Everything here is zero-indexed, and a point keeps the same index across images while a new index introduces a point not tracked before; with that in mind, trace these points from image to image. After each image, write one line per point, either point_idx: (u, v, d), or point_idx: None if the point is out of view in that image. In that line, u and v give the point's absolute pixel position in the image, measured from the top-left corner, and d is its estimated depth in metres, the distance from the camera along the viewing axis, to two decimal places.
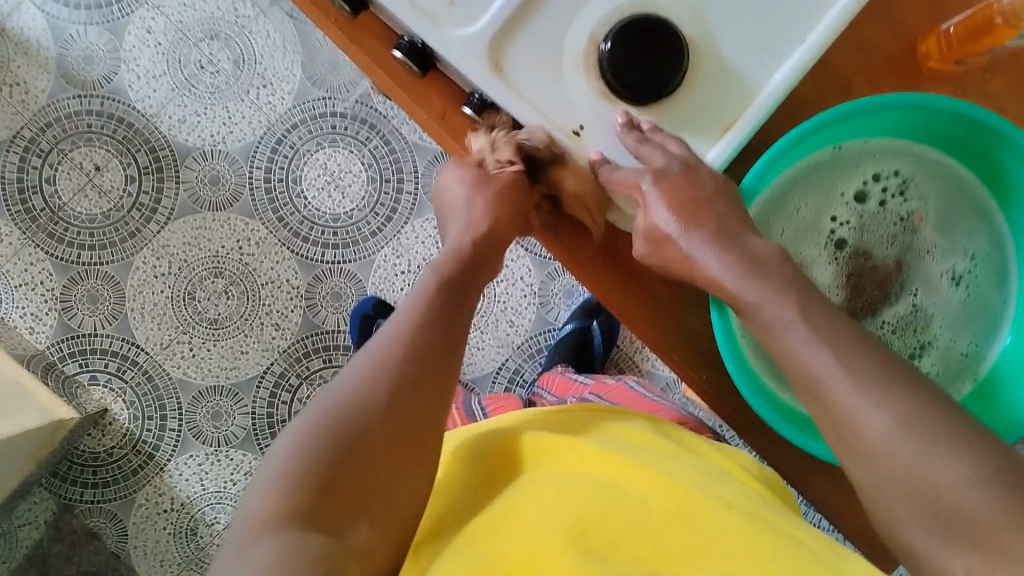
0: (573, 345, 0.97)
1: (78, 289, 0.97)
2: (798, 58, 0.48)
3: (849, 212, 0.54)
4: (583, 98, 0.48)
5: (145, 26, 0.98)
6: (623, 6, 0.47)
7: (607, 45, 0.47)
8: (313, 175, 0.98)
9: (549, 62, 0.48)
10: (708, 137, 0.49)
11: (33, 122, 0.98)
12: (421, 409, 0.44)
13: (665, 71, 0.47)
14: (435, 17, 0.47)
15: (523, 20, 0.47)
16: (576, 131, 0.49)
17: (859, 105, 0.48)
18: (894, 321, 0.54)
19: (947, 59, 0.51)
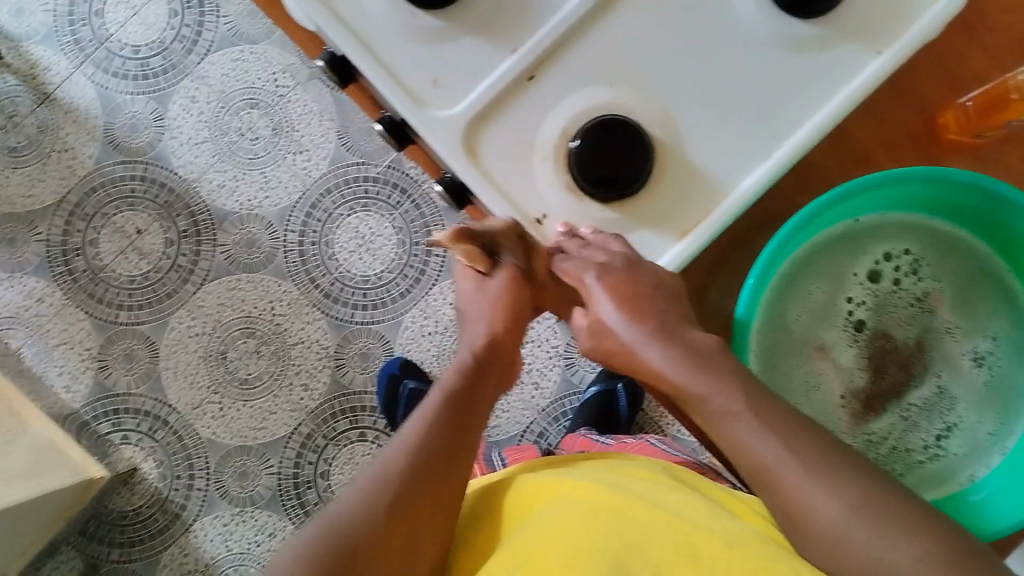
0: (597, 406, 0.97)
1: (115, 348, 1.00)
2: (773, 164, 0.49)
3: (864, 293, 0.55)
4: (547, 188, 0.50)
5: (190, 96, 1.03)
6: (596, 106, 0.50)
7: (576, 141, 0.49)
8: (345, 237, 1.01)
9: (519, 151, 0.50)
10: (668, 237, 0.50)
11: (80, 187, 1.02)
12: (432, 479, 0.48)
13: (631, 172, 0.48)
14: (418, 96, 0.50)
15: (501, 108, 0.50)
16: (539, 220, 0.50)
17: (875, 179, 0.49)
18: (918, 403, 0.55)
19: (965, 132, 0.52)
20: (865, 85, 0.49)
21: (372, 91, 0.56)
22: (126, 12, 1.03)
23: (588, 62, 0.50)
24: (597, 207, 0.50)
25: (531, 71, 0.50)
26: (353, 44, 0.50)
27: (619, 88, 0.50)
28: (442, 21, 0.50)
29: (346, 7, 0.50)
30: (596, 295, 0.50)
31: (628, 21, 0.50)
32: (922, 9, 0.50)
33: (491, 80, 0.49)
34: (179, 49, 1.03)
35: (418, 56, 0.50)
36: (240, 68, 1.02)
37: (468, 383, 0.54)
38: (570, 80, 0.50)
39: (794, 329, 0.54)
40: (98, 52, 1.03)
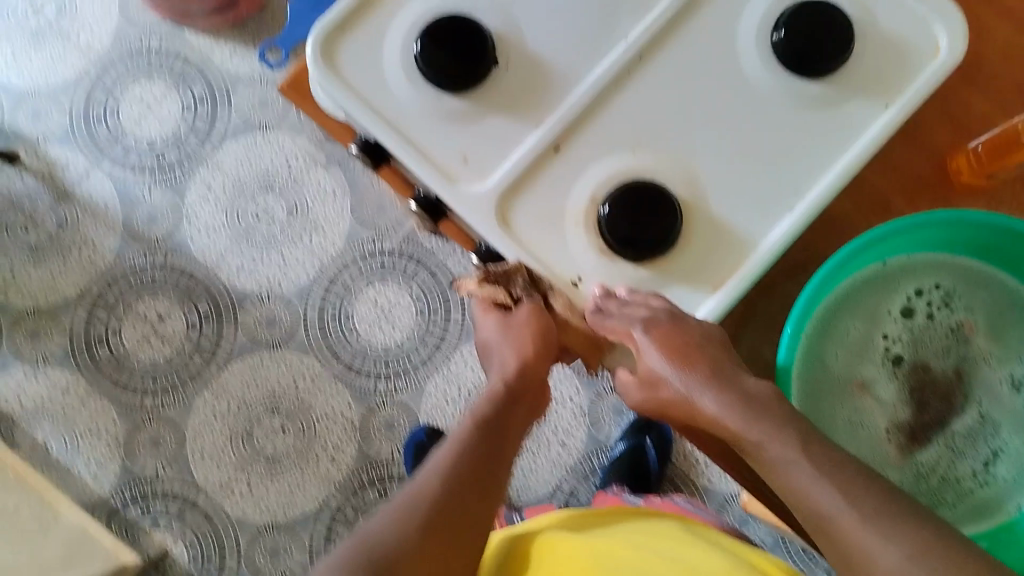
0: (627, 464, 0.99)
1: (141, 435, 1.02)
2: (790, 223, 0.56)
3: (899, 329, 0.61)
4: (582, 252, 0.56)
5: (205, 184, 1.07)
6: (621, 173, 0.56)
7: (605, 207, 0.55)
8: (364, 309, 1.04)
9: (552, 219, 0.56)
10: (702, 289, 0.56)
11: (100, 279, 1.05)
12: (471, 491, 0.52)
13: (658, 232, 0.54)
14: (452, 175, 0.56)
15: (529, 179, 0.56)
16: (575, 282, 0.56)
17: (887, 230, 0.55)
18: (961, 432, 0.62)
19: (979, 172, 0.60)
20: (871, 143, 0.56)
21: (403, 170, 0.62)
22: (142, 109, 1.08)
23: (613, 134, 0.57)
24: (629, 266, 0.55)
25: (556, 144, 0.56)
26: (387, 132, 0.56)
27: (642, 155, 0.56)
28: (466, 103, 0.57)
29: (377, 99, 0.57)
30: (644, 349, 0.51)
31: (643, 94, 0.57)
32: (923, 65, 0.57)
33: (519, 155, 0.56)
34: (195, 140, 1.07)
35: (447, 141, 0.57)
36: (253, 156, 1.07)
37: (498, 410, 0.56)
38: (592, 151, 0.57)
39: (837, 369, 0.61)
40: (115, 148, 1.07)
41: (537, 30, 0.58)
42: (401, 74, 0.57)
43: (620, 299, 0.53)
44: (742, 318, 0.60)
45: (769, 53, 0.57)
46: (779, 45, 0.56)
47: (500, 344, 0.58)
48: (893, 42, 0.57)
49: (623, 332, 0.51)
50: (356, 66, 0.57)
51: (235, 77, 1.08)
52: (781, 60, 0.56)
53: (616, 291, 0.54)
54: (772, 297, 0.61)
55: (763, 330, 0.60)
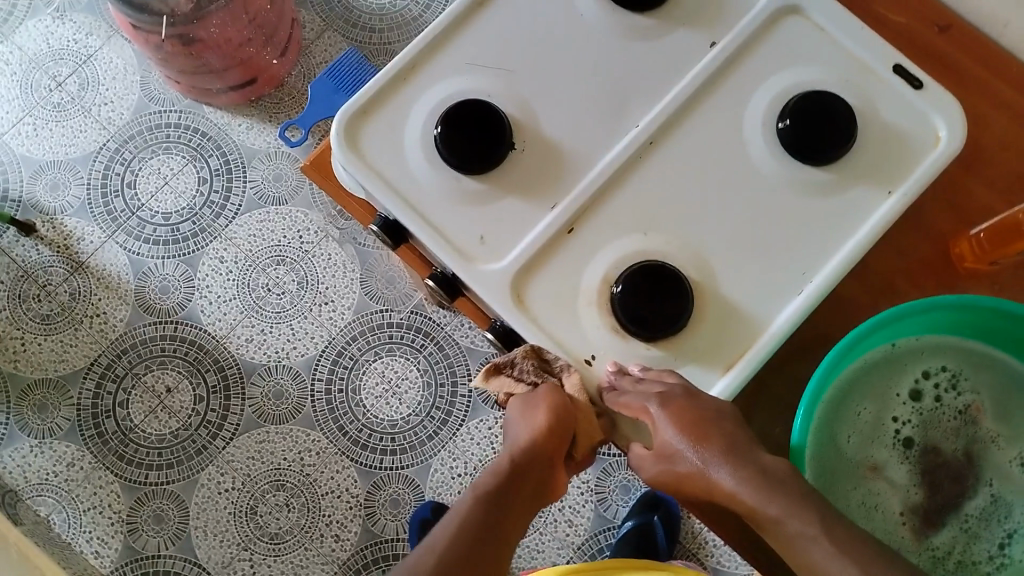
0: (635, 542, 0.97)
1: (144, 510, 1.00)
2: (799, 302, 0.56)
3: (908, 411, 0.61)
4: (595, 330, 0.56)
5: (218, 256, 1.08)
6: (632, 254, 0.57)
7: (618, 286, 0.55)
8: (371, 383, 1.04)
9: (564, 298, 0.57)
10: (714, 370, 0.56)
11: (110, 350, 1.05)
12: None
13: (672, 311, 0.54)
14: (468, 253, 0.57)
15: (543, 258, 0.57)
16: (589, 360, 0.56)
17: (897, 312, 0.55)
18: (975, 513, 0.61)
19: (982, 258, 0.60)
20: (875, 226, 0.57)
21: (421, 250, 0.62)
22: (158, 182, 1.10)
23: (623, 217, 0.58)
24: (642, 345, 0.56)
25: (570, 224, 0.57)
26: (402, 207, 0.58)
27: (653, 236, 0.57)
28: (482, 184, 0.58)
29: (397, 178, 0.58)
30: (658, 423, 0.51)
31: (653, 179, 0.58)
32: (925, 155, 0.59)
33: (534, 235, 0.57)
34: (209, 213, 1.09)
35: (464, 220, 0.58)
36: (267, 229, 1.09)
37: (498, 488, 0.55)
38: (605, 231, 0.58)
39: (849, 452, 0.60)
40: (131, 220, 1.09)
41: (552, 119, 0.59)
42: (421, 155, 0.58)
43: (635, 376, 0.53)
44: (753, 398, 0.60)
45: (775, 143, 0.58)
46: (784, 132, 0.58)
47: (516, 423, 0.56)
48: (893, 133, 0.59)
49: (637, 407, 0.51)
50: (378, 146, 0.59)
51: (252, 151, 1.10)
52: (787, 147, 0.58)
53: (629, 367, 0.54)
54: (781, 378, 0.61)
55: (774, 412, 0.60)
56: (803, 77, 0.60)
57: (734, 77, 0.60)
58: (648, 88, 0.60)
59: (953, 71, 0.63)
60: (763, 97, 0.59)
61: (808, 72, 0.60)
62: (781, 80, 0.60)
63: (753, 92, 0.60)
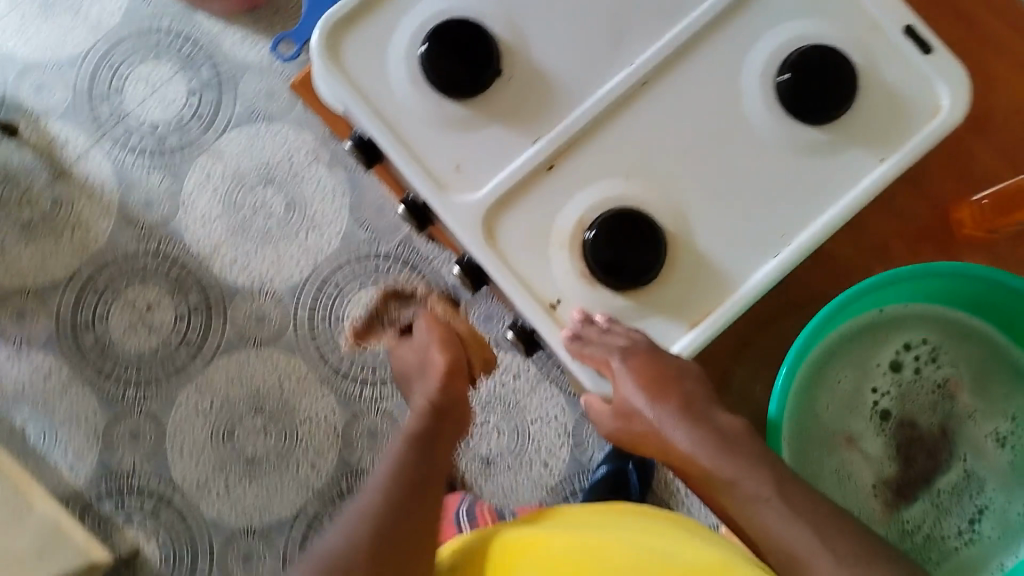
0: (607, 488, 0.96)
1: (121, 426, 1.00)
2: (785, 256, 0.54)
3: (888, 383, 0.58)
4: (564, 275, 0.53)
5: (205, 172, 1.04)
6: (613, 198, 0.54)
7: (591, 232, 0.52)
8: (355, 313, 1.02)
9: (535, 238, 0.54)
10: (680, 324, 0.54)
11: (91, 263, 1.03)
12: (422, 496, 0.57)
13: (641, 263, 0.52)
14: (444, 182, 0.54)
15: (518, 194, 0.54)
16: (554, 304, 0.54)
17: (892, 276, 0.52)
18: (947, 488, 0.59)
19: (981, 227, 0.56)
20: (875, 182, 0.54)
21: (394, 171, 0.60)
22: (145, 90, 1.05)
23: (606, 159, 0.54)
24: (609, 293, 0.53)
25: (550, 161, 0.54)
26: (377, 123, 0.54)
27: (633, 182, 0.54)
28: (465, 109, 0.54)
29: (376, 96, 0.54)
30: (620, 379, 0.49)
31: (642, 121, 0.55)
32: (920, 126, 0.55)
33: (513, 167, 0.54)
34: (197, 126, 1.05)
35: (443, 145, 0.54)
36: (256, 146, 1.05)
37: (425, 427, 0.61)
38: (585, 171, 0.54)
39: (825, 421, 0.58)
40: (115, 129, 1.05)
41: (545, 50, 0.55)
42: (403, 73, 0.54)
43: (600, 326, 0.51)
44: (735, 358, 0.57)
45: (773, 98, 0.54)
46: (782, 87, 0.54)
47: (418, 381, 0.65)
48: (895, 100, 0.55)
49: (600, 359, 0.49)
50: (360, 60, 0.55)
51: (243, 64, 1.05)
52: (783, 103, 0.54)
53: (594, 317, 0.52)
54: (771, 341, 0.57)
55: (757, 376, 0.57)
56: (814, 28, 0.55)
57: (745, 15, 0.55)
58: (651, 22, 0.55)
59: (980, 26, 0.58)
60: (770, 43, 0.55)
61: (819, 24, 0.55)
62: (797, 24, 0.55)
63: (761, 35, 0.55)
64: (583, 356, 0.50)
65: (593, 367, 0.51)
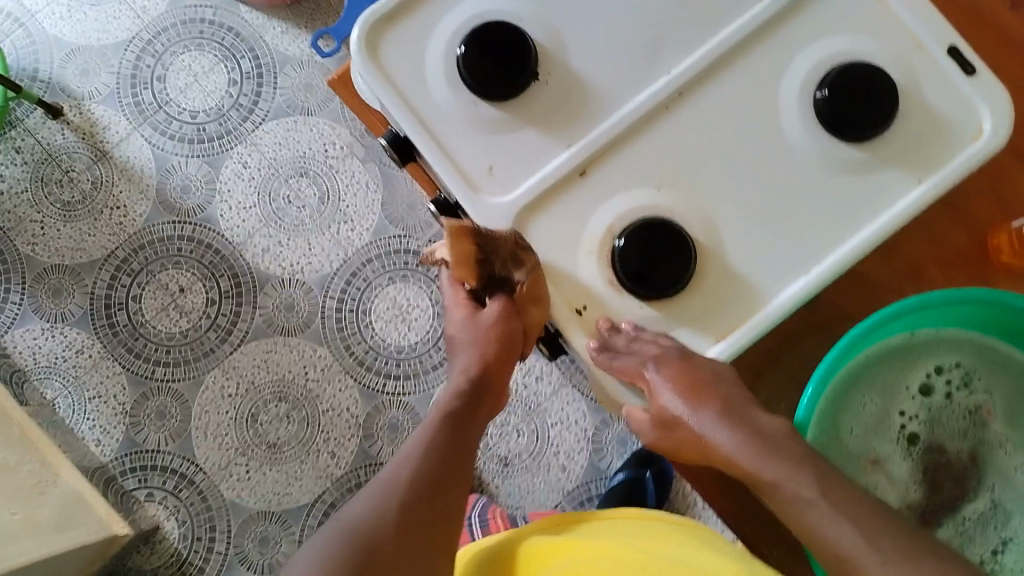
0: (624, 495, 0.96)
1: (148, 405, 1.02)
2: (817, 274, 0.55)
3: (916, 407, 0.59)
4: (587, 280, 0.54)
5: (241, 161, 1.06)
6: (642, 207, 0.55)
7: (620, 240, 0.53)
8: (382, 306, 1.03)
9: (564, 242, 0.55)
10: (705, 337, 0.55)
11: (127, 244, 1.05)
12: (458, 472, 0.52)
13: (670, 273, 0.53)
14: (475, 183, 0.55)
15: (549, 198, 0.55)
16: (580, 310, 0.54)
17: (919, 300, 0.53)
18: (973, 517, 0.59)
19: (1019, 253, 0.57)
20: (909, 207, 0.55)
21: (427, 170, 0.61)
22: (186, 79, 1.08)
23: (635, 168, 0.56)
24: (636, 302, 0.54)
25: (582, 168, 0.55)
26: (413, 124, 0.55)
27: (665, 192, 0.55)
28: (501, 112, 0.55)
29: (414, 95, 0.56)
30: (657, 389, 0.50)
31: (675, 132, 0.56)
32: (963, 147, 0.56)
33: (542, 174, 0.55)
34: (236, 115, 1.07)
35: (474, 147, 0.56)
36: (293, 138, 1.07)
37: (461, 407, 0.55)
38: (617, 180, 0.55)
39: (849, 442, 0.58)
40: (157, 114, 1.07)
41: (589, 56, 0.56)
42: (440, 74, 0.55)
43: (627, 333, 0.52)
44: (764, 372, 0.58)
45: (812, 114, 0.55)
46: (821, 103, 0.55)
47: (467, 345, 0.57)
48: (939, 120, 0.56)
49: (634, 371, 0.50)
50: (398, 59, 0.56)
51: (285, 57, 1.07)
52: (821, 120, 0.55)
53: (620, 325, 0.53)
54: (800, 355, 0.58)
55: (784, 389, 0.58)
56: (858, 44, 0.56)
57: (791, 30, 0.56)
58: (695, 32, 0.56)
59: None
60: (812, 57, 0.56)
61: (864, 39, 0.56)
62: (840, 41, 0.56)
63: (805, 51, 0.56)
64: (618, 371, 0.51)
65: (626, 378, 0.51)
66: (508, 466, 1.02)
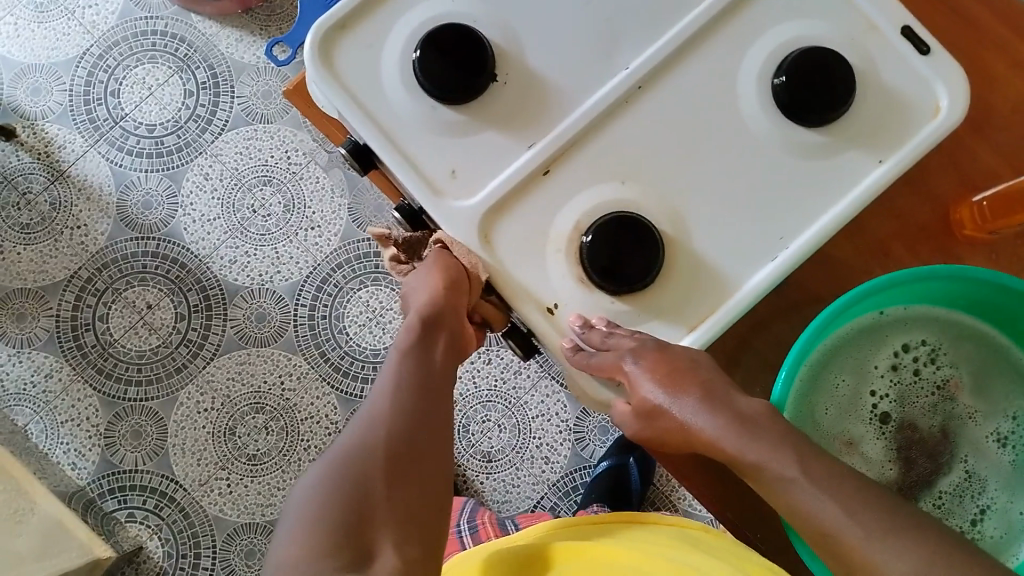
0: (608, 484, 0.98)
1: (123, 425, 1.01)
2: (781, 262, 0.56)
3: (886, 386, 0.60)
4: (561, 278, 0.55)
5: (203, 173, 1.05)
6: (608, 203, 0.56)
7: (588, 236, 0.54)
8: (355, 311, 1.03)
9: (533, 242, 0.55)
10: (677, 327, 0.56)
11: (91, 263, 1.04)
12: (433, 407, 0.52)
13: (641, 265, 0.54)
14: (439, 188, 0.56)
15: (515, 199, 0.55)
16: (552, 308, 0.55)
17: (882, 282, 0.54)
18: (949, 489, 0.60)
19: (981, 228, 0.59)
20: (869, 190, 0.56)
21: (389, 177, 0.61)
22: (141, 93, 1.06)
23: (601, 163, 0.56)
24: (608, 298, 0.55)
25: (546, 166, 0.56)
26: (373, 132, 0.55)
27: (629, 186, 0.56)
28: (461, 115, 0.56)
29: (371, 102, 0.56)
30: (636, 380, 0.50)
31: (635, 126, 0.56)
32: (922, 125, 0.57)
33: (507, 174, 0.55)
34: (194, 127, 1.06)
35: (437, 152, 0.56)
36: (254, 147, 1.06)
37: (422, 338, 0.55)
38: (583, 177, 0.56)
39: (824, 425, 0.60)
40: (113, 130, 1.06)
41: (544, 52, 0.57)
42: (396, 78, 0.55)
43: (602, 330, 0.53)
44: (735, 354, 0.59)
45: (770, 101, 0.56)
46: (779, 89, 0.55)
47: (422, 275, 0.56)
48: (893, 100, 0.57)
49: (613, 365, 0.51)
50: (353, 67, 0.56)
51: (240, 66, 1.06)
52: (779, 105, 0.56)
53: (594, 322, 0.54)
54: (768, 335, 0.59)
55: (755, 369, 0.59)
56: (807, 28, 0.57)
57: (741, 18, 0.57)
58: (647, 24, 0.57)
59: (965, 21, 0.60)
60: (762, 42, 0.57)
61: (813, 23, 0.57)
62: (786, 24, 0.57)
63: (756, 38, 0.57)
64: (598, 368, 0.52)
65: (605, 375, 0.52)
66: (491, 462, 1.02)
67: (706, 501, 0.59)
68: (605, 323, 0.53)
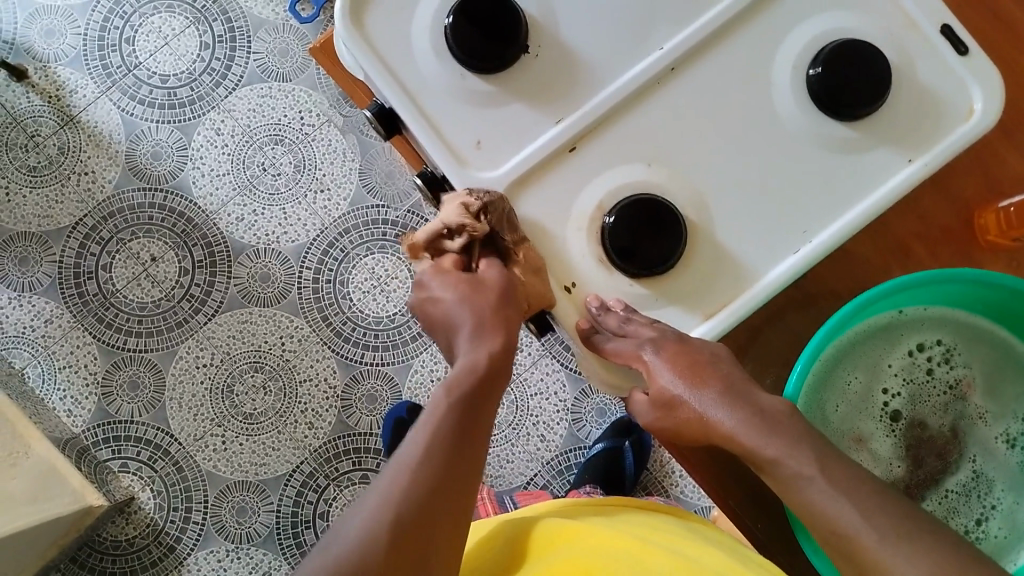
0: (602, 464, 0.98)
1: (120, 375, 1.01)
2: (795, 261, 0.55)
3: (898, 384, 0.60)
4: (582, 256, 0.54)
5: (215, 128, 1.04)
6: (633, 184, 0.55)
7: (610, 218, 0.53)
8: (360, 278, 1.03)
9: (558, 217, 0.55)
10: (693, 315, 0.55)
11: (97, 211, 1.03)
12: (461, 482, 0.47)
13: (659, 253, 0.53)
14: (464, 158, 0.55)
15: (539, 173, 0.55)
16: (569, 286, 0.54)
17: (904, 281, 0.54)
18: (956, 488, 0.60)
19: (1005, 235, 0.58)
20: (894, 187, 0.56)
21: (414, 144, 0.60)
22: (157, 42, 1.05)
23: (629, 143, 0.55)
24: (625, 280, 0.54)
25: (572, 144, 0.55)
26: (397, 94, 0.54)
27: (656, 169, 0.55)
28: (491, 86, 0.55)
29: (397, 64, 0.55)
30: (654, 370, 0.50)
31: (667, 107, 0.55)
32: (951, 127, 0.56)
33: (537, 146, 0.54)
34: (209, 80, 1.04)
35: (464, 121, 0.55)
36: (268, 104, 1.04)
37: (473, 393, 0.49)
38: (613, 155, 0.55)
39: (835, 421, 0.59)
40: (127, 78, 1.04)
41: (578, 27, 0.55)
42: (427, 42, 0.54)
43: (619, 314, 0.52)
44: (746, 342, 0.59)
45: (804, 93, 0.55)
46: (813, 80, 0.54)
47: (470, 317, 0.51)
48: (926, 96, 0.56)
49: (631, 353, 0.50)
50: (381, 26, 0.54)
51: (259, 21, 1.04)
52: (813, 97, 0.55)
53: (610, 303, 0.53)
54: (779, 330, 0.59)
55: (765, 361, 0.59)
56: (847, 21, 0.56)
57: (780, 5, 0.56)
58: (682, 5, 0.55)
59: (1004, 27, 0.59)
60: (800, 34, 0.56)
61: (854, 16, 0.56)
62: (825, 16, 0.56)
63: (794, 26, 0.56)
64: (615, 353, 0.51)
65: (622, 361, 0.52)
66: None
67: (708, 488, 0.59)
68: (623, 308, 0.52)
